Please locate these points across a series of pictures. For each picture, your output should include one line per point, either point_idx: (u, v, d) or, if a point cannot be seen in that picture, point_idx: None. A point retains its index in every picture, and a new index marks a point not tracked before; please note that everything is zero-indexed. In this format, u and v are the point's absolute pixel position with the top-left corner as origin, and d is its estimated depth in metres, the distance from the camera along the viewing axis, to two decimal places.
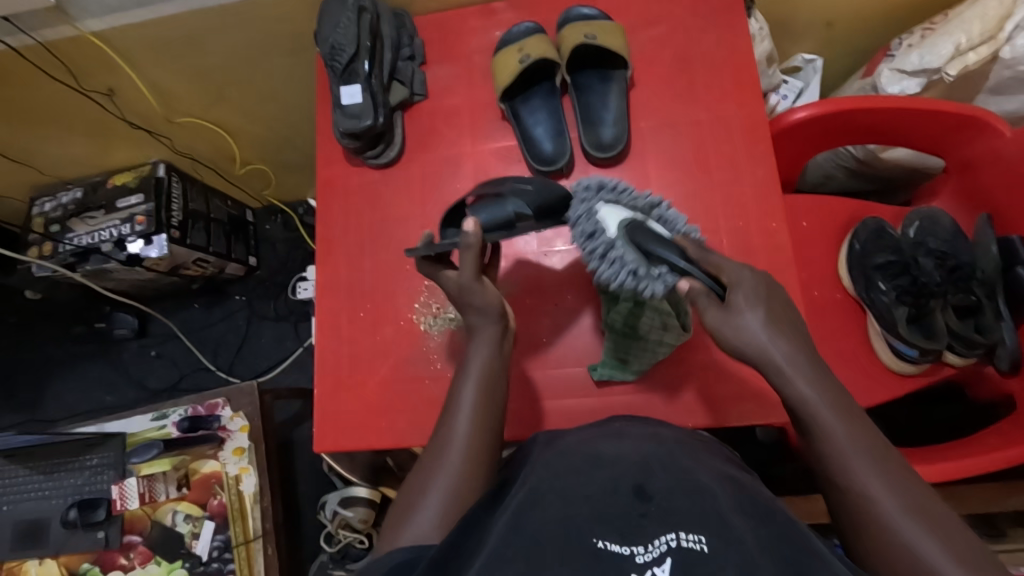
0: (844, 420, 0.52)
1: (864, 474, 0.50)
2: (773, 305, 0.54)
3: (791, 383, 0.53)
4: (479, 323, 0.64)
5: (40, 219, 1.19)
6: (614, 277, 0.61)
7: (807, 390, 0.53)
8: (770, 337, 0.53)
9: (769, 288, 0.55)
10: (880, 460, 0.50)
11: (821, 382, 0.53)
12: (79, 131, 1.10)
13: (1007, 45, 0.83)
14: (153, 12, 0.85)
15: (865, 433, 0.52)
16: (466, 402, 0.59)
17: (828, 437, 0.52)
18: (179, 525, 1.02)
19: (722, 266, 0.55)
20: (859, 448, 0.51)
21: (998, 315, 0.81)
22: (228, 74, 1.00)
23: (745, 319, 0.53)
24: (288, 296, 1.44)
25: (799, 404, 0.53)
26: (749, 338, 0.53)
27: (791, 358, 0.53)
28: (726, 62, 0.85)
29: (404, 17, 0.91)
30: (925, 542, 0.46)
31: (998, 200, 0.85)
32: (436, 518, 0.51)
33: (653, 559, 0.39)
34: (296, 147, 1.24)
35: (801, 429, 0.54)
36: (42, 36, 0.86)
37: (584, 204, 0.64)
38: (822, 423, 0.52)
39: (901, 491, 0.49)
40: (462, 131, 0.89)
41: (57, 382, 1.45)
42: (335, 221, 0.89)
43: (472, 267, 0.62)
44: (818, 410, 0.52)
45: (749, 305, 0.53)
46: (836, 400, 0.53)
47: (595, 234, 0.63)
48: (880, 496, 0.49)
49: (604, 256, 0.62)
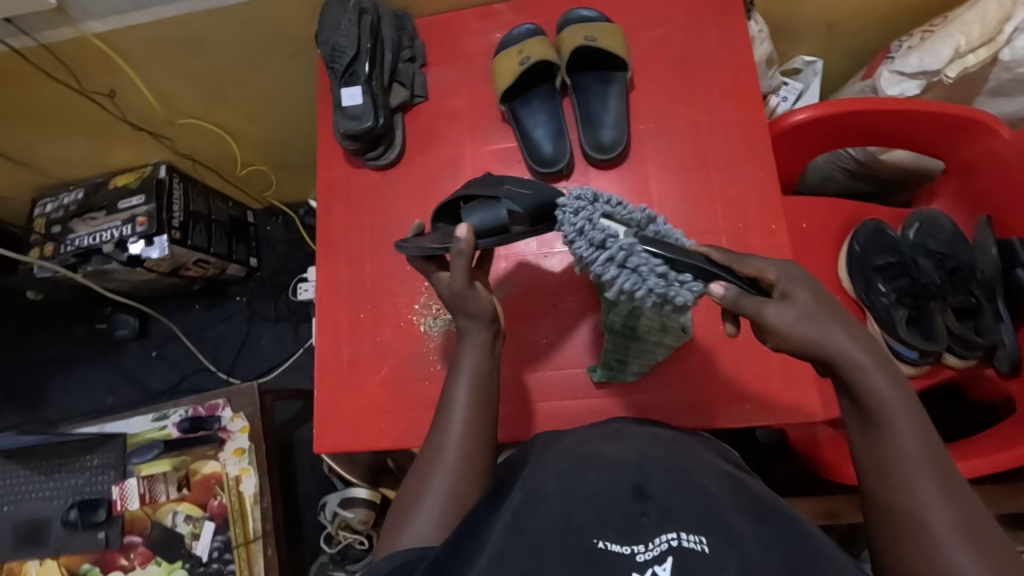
0: (912, 425, 0.48)
1: (920, 477, 0.46)
2: (826, 305, 0.53)
3: (867, 376, 0.50)
4: (469, 327, 0.64)
5: (41, 220, 1.20)
6: (637, 286, 0.54)
7: (882, 385, 0.49)
8: (829, 329, 0.51)
9: (820, 291, 0.54)
10: (940, 471, 0.47)
11: (896, 381, 0.50)
12: (80, 132, 1.11)
13: (1007, 47, 0.82)
14: (154, 14, 0.85)
15: (933, 444, 0.48)
16: (463, 402, 0.59)
17: (891, 434, 0.49)
18: (179, 525, 1.03)
19: (766, 269, 0.55)
20: (923, 452, 0.47)
21: (998, 317, 0.80)
22: (229, 75, 1.00)
23: (796, 309, 0.51)
24: (289, 297, 1.44)
25: (870, 396, 0.50)
26: (806, 331, 0.51)
27: (857, 351, 0.50)
28: (726, 64, 0.85)
29: (405, 19, 0.91)
30: (967, 555, 0.42)
31: (998, 202, 0.85)
32: (435, 519, 0.51)
33: (653, 558, 0.39)
34: (296, 148, 1.24)
35: (860, 422, 0.51)
36: (44, 37, 0.87)
37: (583, 215, 0.59)
38: (890, 420, 0.49)
39: (956, 501, 0.45)
40: (462, 133, 0.89)
41: (58, 382, 1.45)
42: (335, 222, 0.90)
43: (461, 275, 0.62)
44: (891, 404, 0.49)
45: (801, 296, 0.52)
46: (908, 400, 0.49)
47: (605, 240, 0.57)
48: (930, 501, 0.45)
49: (623, 264, 0.55)
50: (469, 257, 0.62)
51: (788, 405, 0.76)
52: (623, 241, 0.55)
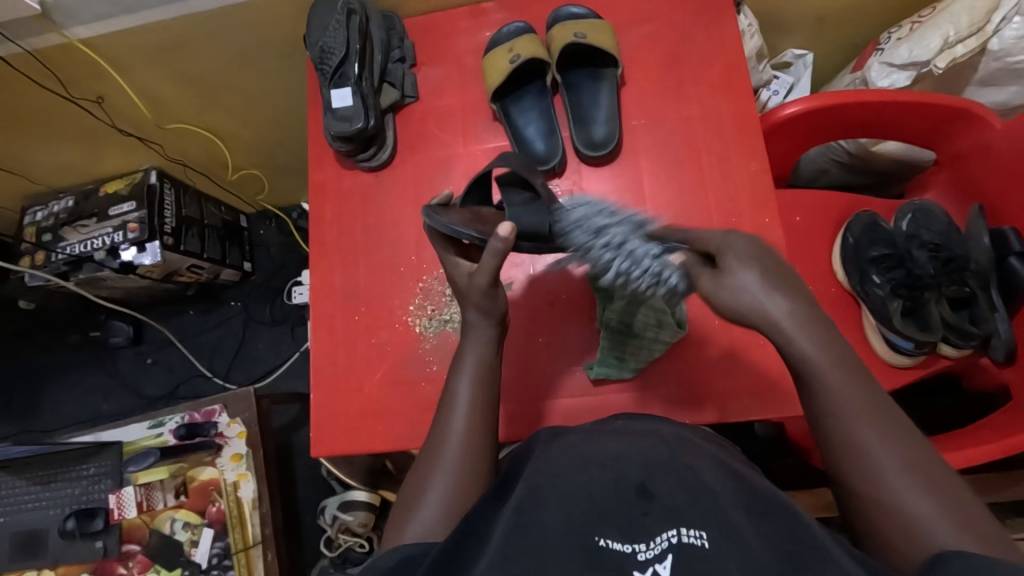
0: (848, 379, 0.48)
1: (862, 431, 0.47)
2: (770, 265, 0.51)
3: (791, 343, 0.49)
4: (478, 322, 0.63)
5: (32, 229, 1.19)
6: (633, 268, 0.63)
7: (810, 349, 0.49)
8: (768, 295, 0.49)
9: (765, 249, 0.52)
10: (880, 416, 0.47)
11: (823, 336, 0.49)
12: (70, 139, 1.10)
13: (995, 37, 0.83)
14: (141, 18, 0.85)
15: (869, 391, 0.48)
16: (464, 399, 0.59)
17: (829, 398, 0.48)
18: (178, 533, 1.02)
19: (710, 240, 0.54)
20: (863, 406, 0.47)
21: (992, 305, 0.81)
22: (217, 79, 0.99)
23: (734, 279, 0.50)
24: (284, 301, 1.43)
25: (800, 360, 0.49)
26: (745, 298, 0.49)
27: (789, 317, 0.49)
28: (717, 58, 0.85)
29: (394, 18, 0.91)
30: (924, 504, 0.43)
31: (990, 191, 0.85)
32: (438, 514, 0.51)
33: (654, 557, 0.40)
34: (288, 152, 1.23)
35: (803, 390, 0.50)
36: (30, 44, 0.86)
37: (582, 211, 0.66)
38: (823, 376, 0.49)
39: (901, 448, 0.46)
40: (454, 132, 0.89)
41: (54, 391, 1.44)
42: (328, 224, 0.89)
43: (485, 280, 0.59)
44: (819, 365, 0.49)
45: (745, 263, 0.50)
46: (837, 355, 0.49)
47: (602, 230, 0.65)
48: (878, 457, 0.45)
49: (618, 249, 0.63)
50: (502, 256, 0.57)
51: (786, 399, 0.76)
52: (619, 229, 0.64)
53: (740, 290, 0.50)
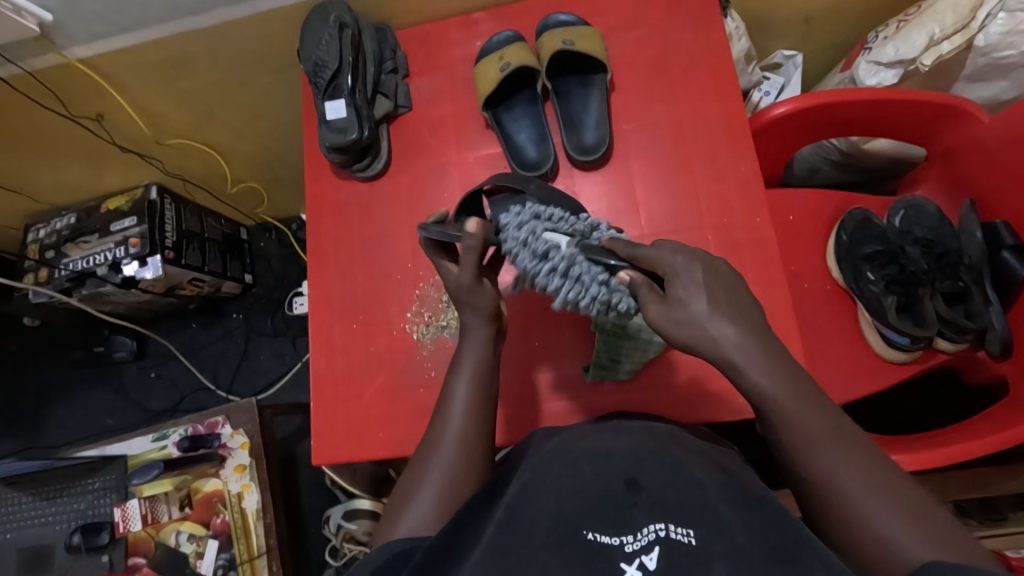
0: (804, 403, 0.49)
1: (824, 457, 0.48)
2: (719, 290, 0.50)
3: (745, 374, 0.49)
4: (472, 321, 0.63)
5: (35, 246, 1.20)
6: (582, 296, 0.58)
7: (763, 378, 0.49)
8: (714, 326, 0.48)
9: (713, 272, 0.51)
10: (840, 437, 0.48)
11: (775, 365, 0.49)
12: (71, 157, 1.12)
13: (981, 33, 0.83)
14: (138, 36, 0.86)
15: (826, 414, 0.49)
16: (462, 397, 0.59)
17: (785, 423, 0.49)
18: (183, 545, 1.03)
19: (655, 259, 0.51)
20: (823, 430, 0.49)
21: (986, 300, 0.81)
22: (214, 95, 1.01)
23: (685, 310, 0.49)
24: (285, 312, 1.44)
25: (754, 392, 0.49)
26: (693, 330, 0.49)
27: (736, 346, 0.48)
28: (706, 61, 0.86)
29: (386, 31, 0.92)
30: (889, 519, 0.44)
31: (981, 186, 0.85)
32: (430, 510, 0.52)
33: (641, 548, 0.40)
34: (285, 164, 1.25)
35: (758, 416, 0.51)
36: (29, 65, 0.88)
37: (527, 227, 0.61)
38: (780, 405, 0.49)
39: (863, 466, 0.47)
40: (447, 141, 0.90)
41: (59, 407, 1.45)
42: (325, 234, 0.90)
43: (471, 270, 0.61)
44: (776, 398, 0.49)
45: (694, 291, 0.49)
46: (793, 383, 0.49)
47: (548, 252, 0.59)
48: (845, 479, 0.47)
49: (566, 274, 0.58)
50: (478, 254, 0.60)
51: None
52: (567, 251, 0.59)
53: (685, 318, 0.49)
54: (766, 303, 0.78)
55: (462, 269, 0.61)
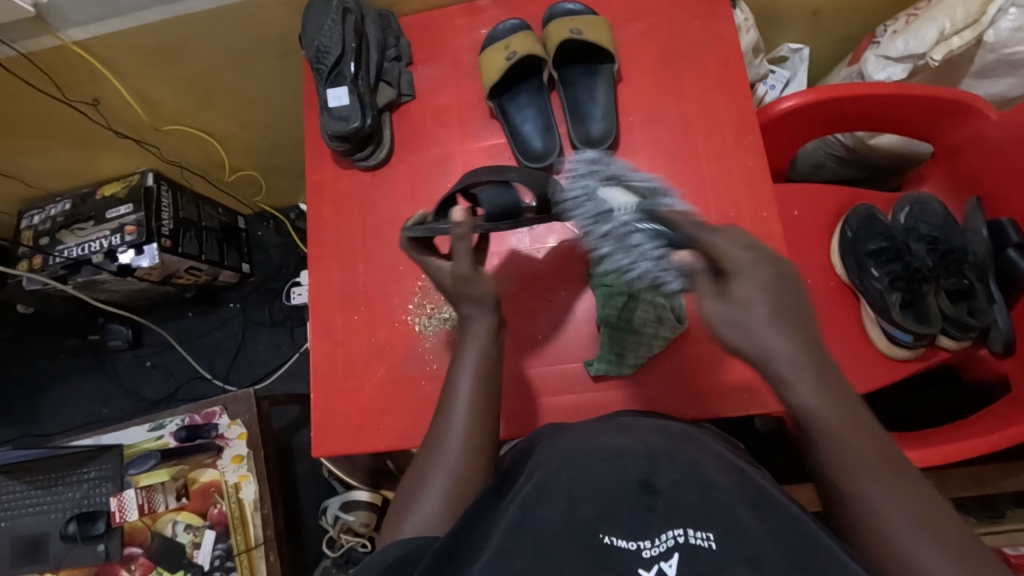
0: (851, 432, 0.47)
1: (868, 483, 0.45)
2: (783, 298, 0.47)
3: (793, 391, 0.47)
4: (474, 313, 0.63)
5: (29, 233, 1.18)
6: (633, 264, 0.60)
7: (810, 398, 0.47)
8: (768, 333, 0.46)
9: (783, 283, 0.48)
10: (889, 469, 0.46)
11: (822, 384, 0.47)
12: (65, 142, 1.10)
13: (991, 29, 0.82)
14: (137, 19, 0.85)
15: (875, 443, 0.47)
16: (466, 392, 0.59)
17: (830, 445, 0.47)
18: (179, 535, 1.02)
19: (718, 248, 0.49)
20: (871, 459, 0.46)
21: (991, 298, 0.81)
22: (213, 80, 0.99)
23: (740, 311, 0.47)
24: (282, 302, 1.43)
25: (798, 410, 0.47)
26: (747, 337, 0.46)
27: (791, 358, 0.46)
28: (713, 52, 0.85)
29: (390, 18, 0.91)
30: (936, 557, 0.41)
31: (990, 182, 0.84)
32: (436, 507, 0.51)
33: (659, 555, 0.39)
34: (284, 151, 1.23)
35: (804, 439, 0.49)
36: (24, 47, 0.86)
37: (585, 187, 0.66)
38: (827, 428, 0.47)
39: (910, 501, 0.44)
40: (451, 131, 0.89)
41: (54, 395, 1.44)
42: (326, 224, 0.89)
43: (467, 261, 0.63)
44: (819, 418, 0.47)
45: (755, 293, 0.47)
46: (840, 410, 0.47)
47: (603, 216, 0.63)
48: (886, 510, 0.44)
49: (619, 241, 0.61)
50: (469, 241, 0.63)
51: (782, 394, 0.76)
52: (625, 219, 0.61)
53: (737, 319, 0.47)
54: None
55: (456, 255, 0.63)
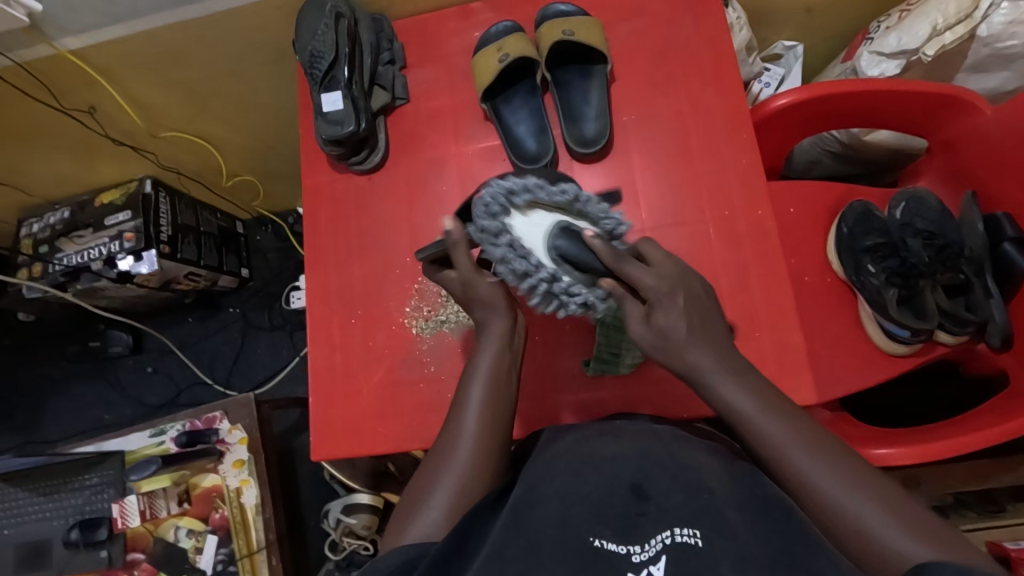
0: (776, 416, 0.53)
1: (801, 460, 0.50)
2: (697, 319, 0.57)
3: (717, 395, 0.55)
4: (488, 318, 0.63)
5: (28, 241, 1.19)
6: (561, 306, 0.63)
7: (734, 398, 0.54)
8: (688, 348, 0.56)
9: (694, 304, 0.58)
10: (814, 441, 0.51)
11: (744, 386, 0.55)
12: (63, 150, 1.10)
13: (984, 23, 0.83)
14: (131, 26, 0.85)
15: (794, 420, 0.53)
16: (477, 399, 0.58)
17: (759, 430, 0.53)
18: (182, 540, 1.03)
19: (641, 280, 0.57)
20: (798, 439, 0.51)
21: (987, 292, 0.81)
22: (209, 86, 0.99)
23: (666, 325, 0.56)
24: (282, 306, 1.43)
25: (723, 408, 0.55)
26: (670, 348, 0.56)
27: (707, 371, 0.56)
28: (707, 51, 0.85)
29: (383, 21, 0.91)
30: (876, 517, 0.46)
31: (984, 177, 0.84)
32: (442, 515, 0.52)
33: (648, 559, 0.40)
34: (281, 156, 1.23)
35: (736, 434, 0.55)
36: (19, 56, 0.86)
37: (501, 238, 0.61)
38: (751, 419, 0.53)
39: (840, 467, 0.50)
40: (446, 133, 0.89)
41: (55, 402, 1.45)
42: (322, 227, 0.89)
43: (467, 261, 0.62)
44: (744, 410, 0.53)
45: (672, 317, 0.56)
46: (761, 403, 0.54)
47: (528, 272, 0.61)
48: (823, 479, 0.49)
49: (547, 291, 0.62)
50: (466, 245, 0.62)
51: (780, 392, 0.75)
52: (546, 271, 0.61)
53: (663, 344, 0.57)
54: (766, 295, 0.78)
55: (456, 259, 0.62)
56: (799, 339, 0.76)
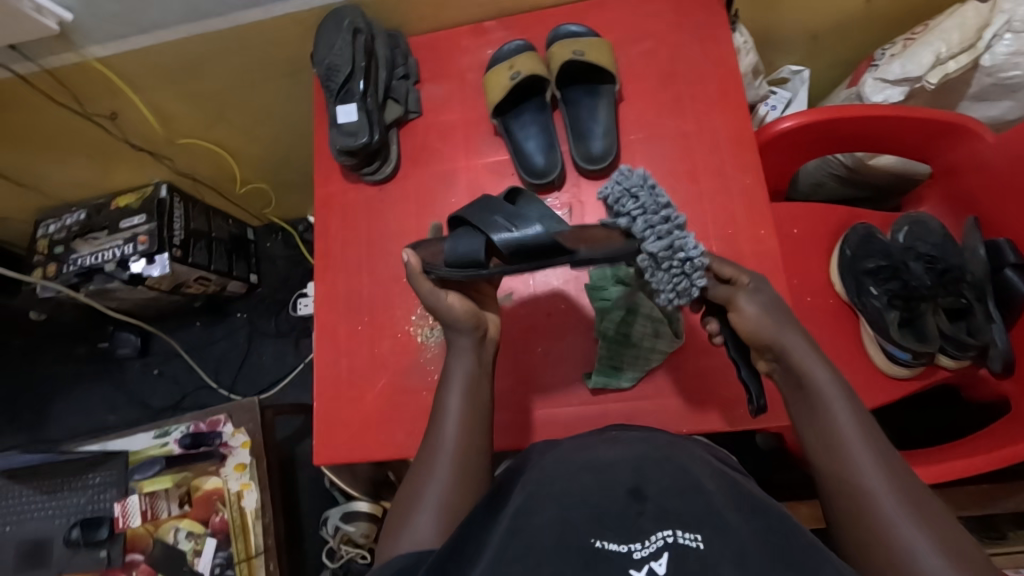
0: (848, 409, 0.57)
1: (860, 452, 0.54)
2: (774, 305, 0.62)
3: (810, 369, 0.59)
4: (456, 338, 0.66)
5: (45, 241, 1.21)
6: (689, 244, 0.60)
7: (822, 376, 0.59)
8: (778, 326, 0.61)
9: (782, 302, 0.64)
10: (873, 444, 0.55)
11: (834, 373, 0.59)
12: (83, 154, 1.13)
13: (987, 53, 0.85)
14: (155, 37, 0.88)
15: (862, 420, 0.56)
16: (456, 407, 0.61)
17: (828, 417, 0.57)
18: (181, 542, 1.03)
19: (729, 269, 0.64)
20: (862, 438, 0.55)
21: (989, 317, 0.81)
22: (227, 96, 1.02)
23: (755, 299, 0.62)
24: (289, 313, 1.45)
25: (812, 389, 0.59)
26: (749, 319, 0.61)
27: (798, 350, 0.60)
28: (714, 73, 0.87)
29: (398, 37, 0.94)
30: (911, 526, 0.49)
31: (985, 203, 0.86)
32: (433, 522, 0.53)
33: (650, 554, 0.41)
34: (295, 165, 1.26)
35: (805, 414, 0.59)
36: (47, 62, 0.89)
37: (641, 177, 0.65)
38: (828, 404, 0.57)
39: (888, 470, 0.52)
40: (456, 147, 0.91)
41: (62, 402, 1.46)
42: (333, 235, 0.91)
43: (426, 287, 0.65)
44: (827, 392, 0.58)
45: (773, 297, 0.63)
46: (845, 393, 0.58)
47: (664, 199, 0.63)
48: (872, 479, 0.52)
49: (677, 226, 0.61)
50: (419, 277, 0.65)
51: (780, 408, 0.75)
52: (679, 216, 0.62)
53: (765, 321, 0.60)
54: None
55: (417, 289, 0.65)
56: None
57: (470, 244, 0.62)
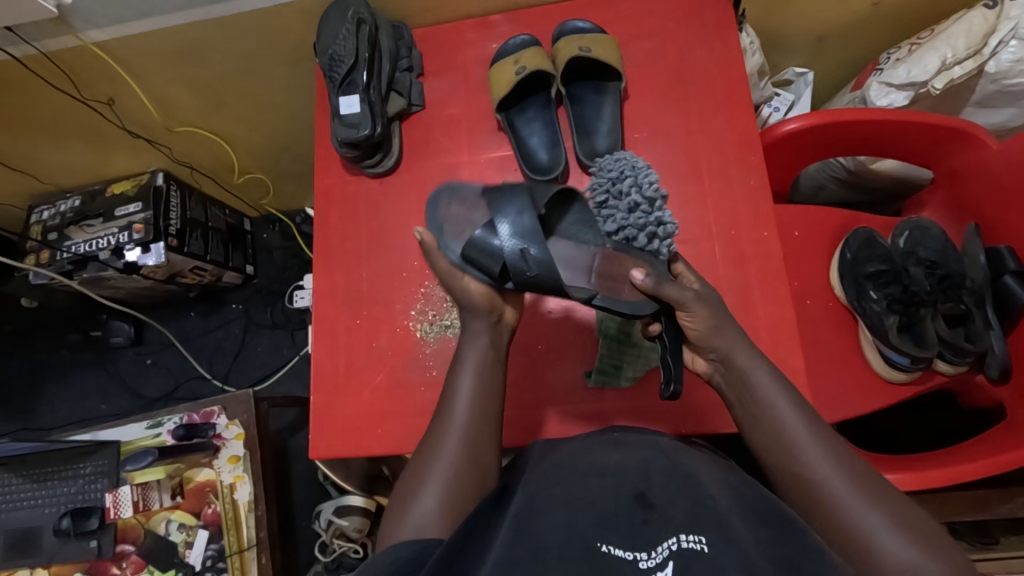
0: (795, 407, 0.59)
1: (810, 452, 0.56)
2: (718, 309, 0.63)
3: (754, 372, 0.61)
4: (472, 320, 0.65)
5: (38, 227, 1.19)
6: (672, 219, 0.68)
7: (763, 380, 0.61)
8: (716, 333, 0.62)
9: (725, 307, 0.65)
10: (823, 441, 0.57)
11: (775, 374, 0.61)
12: (79, 140, 1.11)
13: (992, 60, 0.85)
14: (155, 22, 0.86)
15: (807, 417, 0.59)
16: (467, 389, 0.61)
17: (776, 420, 0.59)
18: (173, 534, 1.02)
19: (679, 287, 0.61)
20: (812, 435, 0.57)
21: (987, 324, 0.81)
22: (227, 84, 1.01)
23: (700, 307, 0.61)
24: (285, 305, 1.44)
25: (756, 393, 0.60)
26: (698, 324, 0.62)
27: (741, 354, 0.62)
28: (720, 72, 0.87)
29: (403, 28, 0.93)
30: (877, 518, 0.51)
31: (986, 210, 0.86)
32: (435, 504, 0.54)
33: (656, 564, 0.40)
34: (293, 155, 1.24)
35: (750, 418, 0.61)
36: (44, 45, 0.88)
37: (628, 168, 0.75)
38: (771, 405, 0.59)
39: (844, 464, 0.55)
40: (459, 141, 0.90)
41: (53, 390, 1.45)
42: (332, 227, 0.90)
43: (443, 265, 0.65)
44: (768, 395, 0.60)
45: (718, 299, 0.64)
46: (788, 392, 0.60)
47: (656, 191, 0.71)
48: (828, 475, 0.54)
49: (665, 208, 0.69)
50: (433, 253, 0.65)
51: None
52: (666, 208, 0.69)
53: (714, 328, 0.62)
54: (769, 317, 0.78)
55: (432, 264, 0.65)
56: (802, 359, 0.77)
57: (489, 250, 0.61)
